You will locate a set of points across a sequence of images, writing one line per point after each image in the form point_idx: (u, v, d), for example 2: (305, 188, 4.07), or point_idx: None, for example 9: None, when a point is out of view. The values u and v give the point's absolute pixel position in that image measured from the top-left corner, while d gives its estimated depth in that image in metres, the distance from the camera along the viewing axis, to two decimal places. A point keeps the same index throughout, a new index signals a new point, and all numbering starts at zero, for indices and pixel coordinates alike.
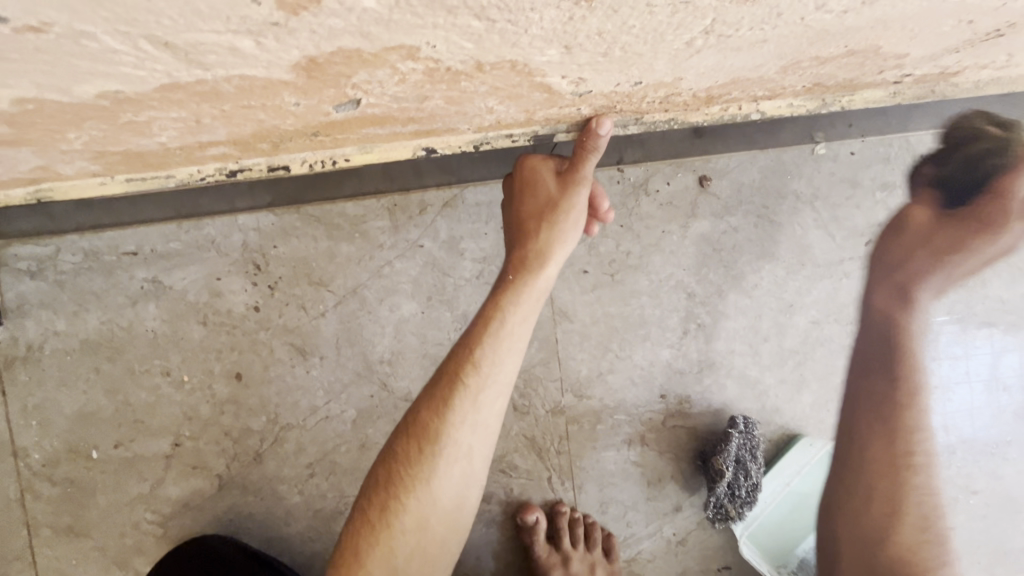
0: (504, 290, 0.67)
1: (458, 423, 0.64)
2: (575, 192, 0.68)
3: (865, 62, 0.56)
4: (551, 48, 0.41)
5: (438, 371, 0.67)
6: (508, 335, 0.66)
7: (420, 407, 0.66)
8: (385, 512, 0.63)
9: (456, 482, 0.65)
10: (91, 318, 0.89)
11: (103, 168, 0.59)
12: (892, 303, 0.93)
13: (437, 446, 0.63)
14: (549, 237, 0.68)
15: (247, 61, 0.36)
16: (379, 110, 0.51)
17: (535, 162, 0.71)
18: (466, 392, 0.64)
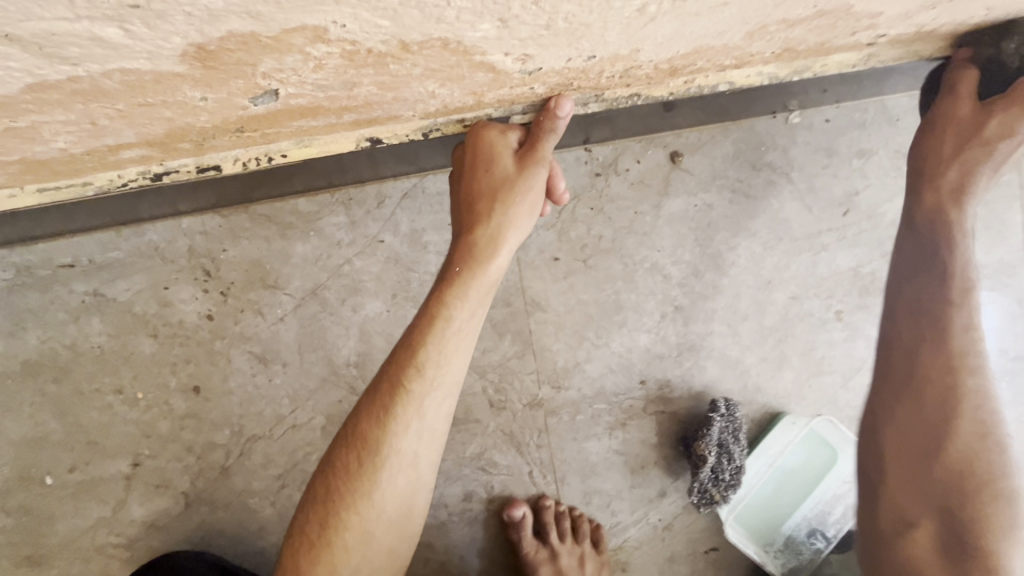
0: (449, 284, 0.61)
1: (402, 432, 0.60)
2: (533, 172, 0.62)
3: (837, 23, 0.51)
4: (484, 22, 0.36)
5: (380, 374, 0.62)
6: (449, 331, 0.61)
7: (361, 414, 0.61)
8: (324, 529, 0.58)
9: (401, 491, 0.61)
10: (30, 337, 0.83)
11: (6, 179, 0.53)
12: (947, 203, 0.67)
13: (379, 457, 0.59)
14: (500, 223, 0.61)
15: (122, 52, 0.31)
16: (304, 100, 0.46)
17: (493, 138, 0.62)
18: (408, 397, 0.59)
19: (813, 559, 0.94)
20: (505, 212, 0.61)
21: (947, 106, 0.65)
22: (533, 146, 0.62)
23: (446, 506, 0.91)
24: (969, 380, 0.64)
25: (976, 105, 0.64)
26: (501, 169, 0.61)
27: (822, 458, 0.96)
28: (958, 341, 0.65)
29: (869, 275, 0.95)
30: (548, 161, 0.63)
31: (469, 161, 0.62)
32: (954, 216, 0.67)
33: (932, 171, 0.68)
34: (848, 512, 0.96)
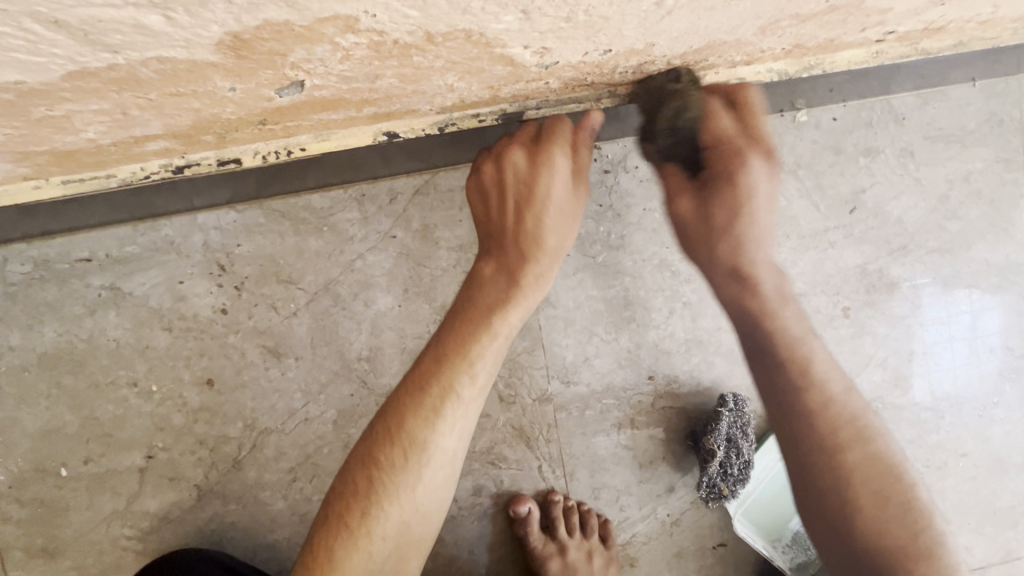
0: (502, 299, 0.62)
1: (448, 432, 0.60)
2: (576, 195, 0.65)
3: (847, 19, 0.52)
4: (508, 13, 0.37)
5: (426, 374, 0.61)
6: (492, 339, 0.61)
7: (404, 410, 0.61)
8: (366, 518, 0.58)
9: (440, 487, 0.61)
10: (47, 330, 0.84)
11: (33, 170, 0.54)
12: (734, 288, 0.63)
13: (425, 453, 0.60)
14: (551, 248, 0.64)
15: (162, 40, 0.32)
16: (328, 92, 0.47)
17: (551, 140, 0.64)
18: (459, 401, 0.60)
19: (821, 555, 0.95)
20: (563, 224, 0.64)
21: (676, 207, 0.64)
22: (573, 161, 0.65)
23: (456, 500, 0.92)
24: (850, 459, 0.59)
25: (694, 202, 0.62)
26: (562, 176, 0.63)
27: None
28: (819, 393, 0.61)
29: (875, 272, 0.96)
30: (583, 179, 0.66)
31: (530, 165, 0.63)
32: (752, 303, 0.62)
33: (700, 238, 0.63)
34: None
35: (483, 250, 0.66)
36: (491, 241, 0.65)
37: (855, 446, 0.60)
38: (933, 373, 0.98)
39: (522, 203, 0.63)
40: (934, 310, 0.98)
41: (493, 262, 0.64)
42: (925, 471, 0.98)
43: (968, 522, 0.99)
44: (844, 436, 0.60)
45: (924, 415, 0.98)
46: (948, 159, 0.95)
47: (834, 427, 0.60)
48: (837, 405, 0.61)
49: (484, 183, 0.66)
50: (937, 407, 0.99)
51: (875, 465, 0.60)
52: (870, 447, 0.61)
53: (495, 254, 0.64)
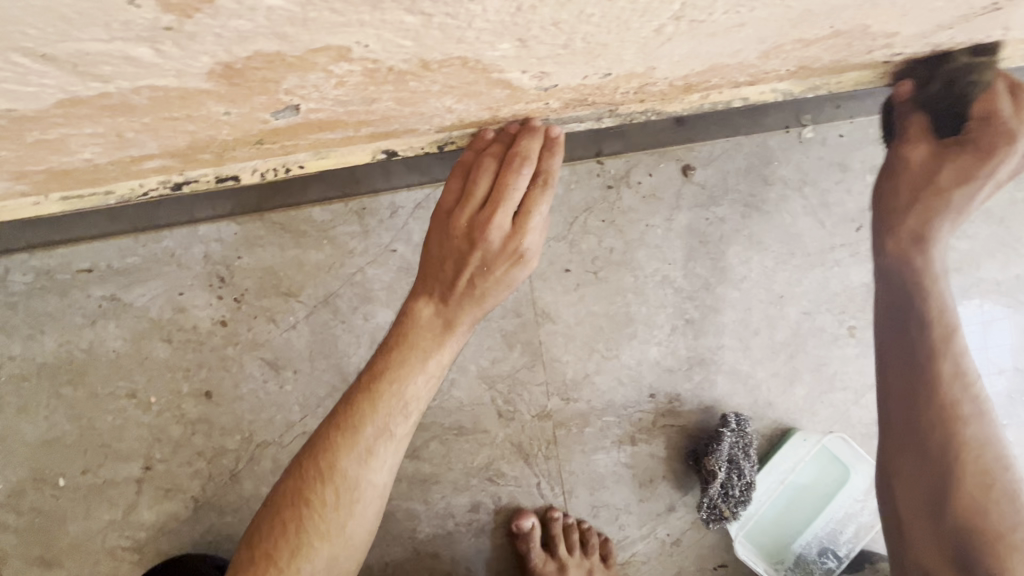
0: (432, 338, 0.61)
1: (379, 468, 0.60)
2: (511, 264, 0.61)
3: (853, 42, 0.51)
4: (504, 41, 0.37)
5: (356, 413, 0.60)
6: (425, 380, 0.61)
7: (334, 447, 0.59)
8: (295, 557, 0.56)
9: (371, 521, 0.61)
10: (48, 340, 0.84)
11: (31, 188, 0.54)
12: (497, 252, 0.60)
13: (357, 490, 0.59)
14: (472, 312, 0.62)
15: (152, 71, 0.32)
16: (324, 114, 0.47)
17: (521, 190, 0.58)
18: (391, 439, 0.60)
19: None
20: (510, 284, 0.62)
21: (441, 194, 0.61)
22: (514, 223, 0.59)
23: (454, 516, 0.91)
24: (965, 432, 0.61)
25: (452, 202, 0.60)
26: (521, 238, 0.59)
27: (834, 476, 0.95)
28: (951, 390, 0.62)
29: None
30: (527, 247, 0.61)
31: (494, 222, 0.58)
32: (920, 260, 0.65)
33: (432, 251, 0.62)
34: (860, 531, 0.94)
35: (421, 282, 0.63)
36: (434, 280, 0.61)
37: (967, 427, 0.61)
38: None
39: (478, 259, 0.59)
40: None
41: (431, 306, 0.62)
42: None
43: None
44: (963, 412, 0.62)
45: None
46: None
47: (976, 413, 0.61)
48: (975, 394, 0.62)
49: (442, 213, 0.61)
50: None
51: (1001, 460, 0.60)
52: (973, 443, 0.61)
53: (435, 296, 0.62)
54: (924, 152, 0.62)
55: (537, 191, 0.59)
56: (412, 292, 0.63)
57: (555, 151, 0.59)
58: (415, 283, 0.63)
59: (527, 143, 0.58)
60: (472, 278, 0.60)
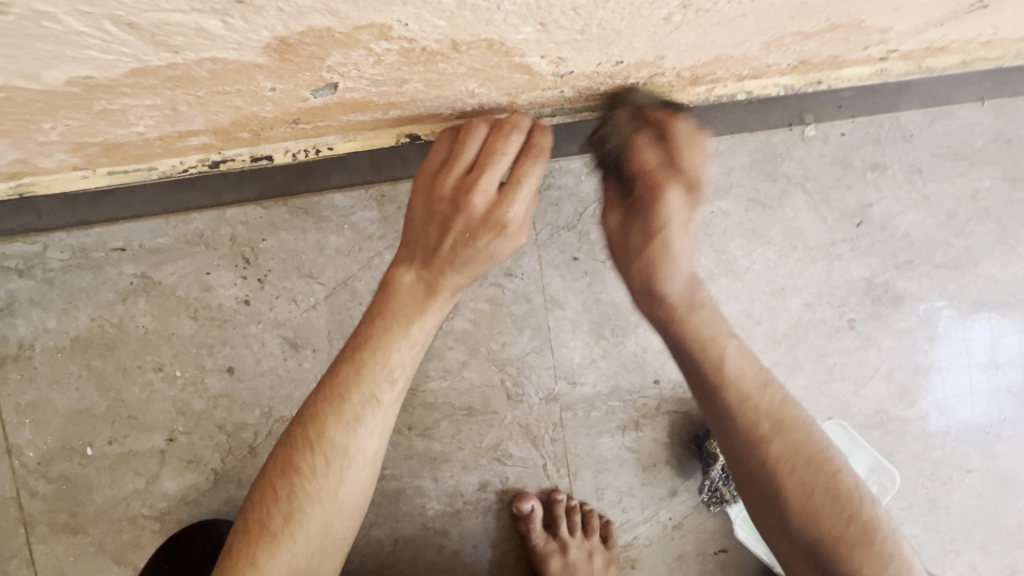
0: (415, 305, 0.64)
1: (366, 435, 0.63)
2: (491, 236, 0.61)
3: (849, 37, 0.55)
4: (527, 25, 0.41)
5: (341, 383, 0.63)
6: (409, 347, 0.64)
7: (322, 417, 0.63)
8: (289, 522, 0.61)
9: (362, 486, 0.64)
10: (81, 315, 0.89)
11: (83, 161, 0.58)
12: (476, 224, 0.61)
13: (346, 457, 0.63)
14: (453, 282, 0.64)
15: (217, 43, 0.36)
16: (358, 94, 0.51)
17: (508, 161, 0.60)
18: (379, 406, 0.64)
19: None
20: (491, 256, 0.63)
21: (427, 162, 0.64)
22: (498, 194, 0.60)
23: (462, 495, 0.94)
24: (773, 449, 0.63)
25: (435, 169, 0.63)
26: (505, 209, 0.61)
27: None
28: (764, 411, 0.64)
29: (882, 286, 0.97)
30: (511, 223, 0.61)
31: (478, 186, 0.60)
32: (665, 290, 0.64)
33: (415, 218, 0.64)
34: None
35: (404, 249, 0.65)
36: (416, 248, 0.64)
37: (775, 440, 0.63)
38: (939, 389, 0.99)
39: (460, 224, 0.61)
40: (942, 326, 0.99)
41: (412, 273, 0.64)
42: (930, 486, 0.99)
43: (973, 537, 1.00)
44: (765, 428, 0.63)
45: (930, 430, 0.99)
46: (956, 177, 0.97)
47: (756, 419, 0.63)
48: (753, 402, 0.64)
49: (428, 178, 0.63)
50: (943, 422, 1.00)
51: (795, 453, 0.63)
52: (793, 435, 0.64)
53: (415, 264, 0.64)
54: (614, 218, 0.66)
55: (526, 164, 0.61)
56: (396, 260, 0.65)
57: (545, 135, 0.62)
58: (399, 251, 0.65)
59: (516, 119, 0.62)
60: (454, 244, 0.61)
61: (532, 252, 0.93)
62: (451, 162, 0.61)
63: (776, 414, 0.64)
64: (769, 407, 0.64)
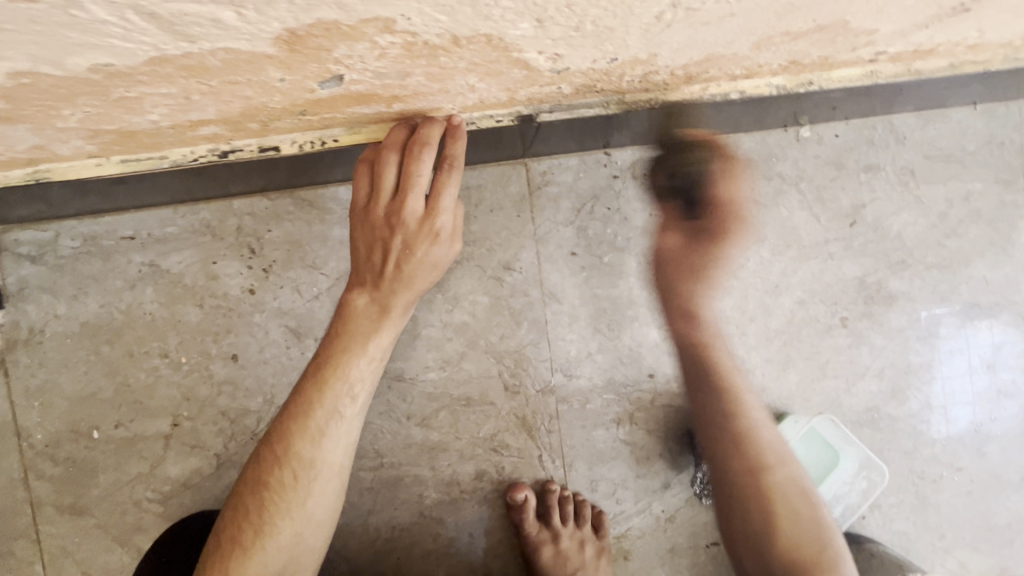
0: (369, 325, 0.70)
1: (330, 449, 0.69)
2: (432, 248, 0.69)
3: (837, 38, 0.57)
4: (524, 21, 0.43)
5: (303, 403, 0.68)
6: (368, 364, 0.70)
7: (288, 434, 0.68)
8: (260, 535, 0.65)
9: (330, 497, 0.70)
10: (91, 301, 0.91)
11: (98, 148, 0.61)
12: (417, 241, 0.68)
13: (313, 470, 0.68)
14: (403, 294, 0.70)
15: (231, 33, 0.38)
16: (363, 87, 0.53)
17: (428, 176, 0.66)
18: (342, 419, 0.70)
19: None
20: (433, 265, 0.71)
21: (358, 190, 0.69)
22: (430, 207, 0.68)
23: (459, 484, 0.96)
24: (775, 477, 0.90)
25: (368, 197, 0.69)
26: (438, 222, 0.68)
27: (826, 459, 0.98)
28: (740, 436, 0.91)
29: (874, 285, 0.99)
30: (447, 231, 0.70)
31: (408, 209, 0.66)
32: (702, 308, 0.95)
33: (360, 244, 0.70)
34: (846, 513, 0.99)
35: (355, 275, 0.71)
36: (365, 272, 0.70)
37: (773, 470, 0.91)
38: (930, 388, 1.01)
39: (399, 243, 0.68)
40: (933, 326, 1.00)
41: (365, 295, 0.70)
42: (920, 483, 1.01)
43: (962, 536, 1.01)
44: (769, 461, 0.90)
45: (920, 429, 1.01)
46: (948, 179, 0.98)
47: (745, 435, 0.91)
48: (757, 434, 0.91)
49: (363, 207, 0.69)
50: (934, 421, 1.01)
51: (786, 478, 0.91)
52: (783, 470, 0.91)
53: (367, 286, 0.70)
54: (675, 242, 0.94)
55: (445, 175, 0.66)
56: (350, 283, 0.72)
57: (455, 141, 0.65)
58: (351, 276, 0.72)
59: (427, 130, 0.64)
60: (397, 262, 0.68)
61: (531, 246, 0.95)
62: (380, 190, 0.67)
63: (778, 451, 0.91)
64: (742, 432, 0.91)
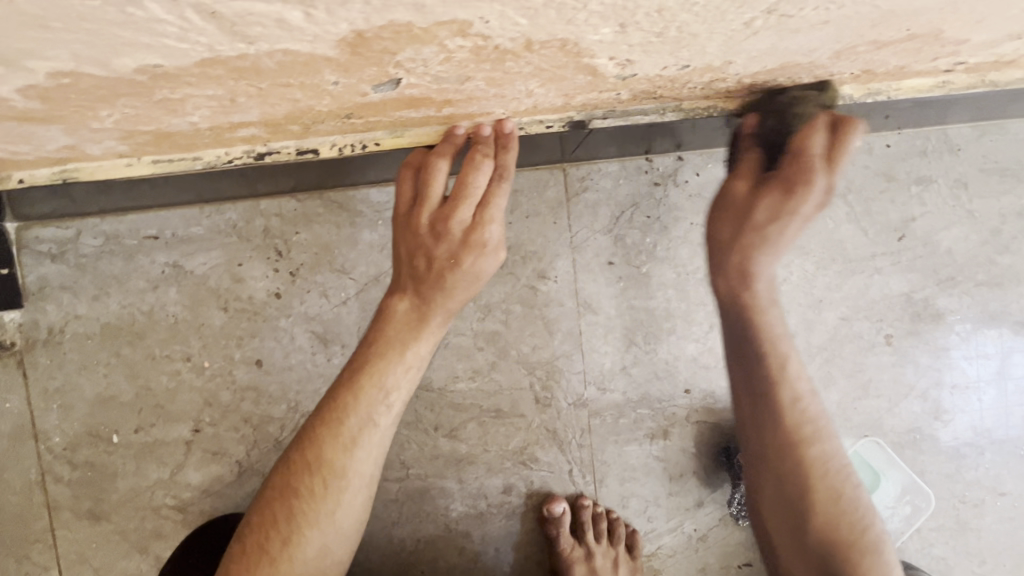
0: (407, 331, 0.66)
1: (362, 458, 0.65)
2: (476, 257, 0.65)
3: (922, 48, 0.53)
4: (606, 26, 0.39)
5: (336, 407, 0.65)
6: (404, 371, 0.66)
7: (320, 440, 0.64)
8: (287, 545, 0.62)
9: (359, 509, 0.66)
10: (112, 302, 0.89)
11: (130, 149, 0.57)
12: (460, 247, 0.64)
13: (344, 480, 0.64)
14: (444, 303, 0.66)
15: (294, 34, 0.35)
16: (417, 91, 0.50)
17: (479, 183, 0.63)
18: (375, 429, 0.66)
19: None
20: (476, 276, 0.66)
21: (403, 195, 0.67)
22: (478, 214, 0.64)
23: (486, 497, 0.93)
24: (811, 452, 0.69)
25: (412, 202, 0.66)
26: (484, 230, 0.64)
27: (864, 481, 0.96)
28: (791, 411, 0.70)
29: (921, 301, 0.95)
30: (494, 242, 0.65)
31: (455, 215, 0.63)
32: (748, 297, 0.72)
33: (400, 251, 0.67)
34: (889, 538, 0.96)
35: (395, 282, 0.68)
36: (405, 281, 0.67)
37: (806, 447, 0.69)
38: (975, 410, 0.97)
39: (443, 251, 0.64)
40: (981, 346, 0.97)
41: (405, 302, 0.67)
42: (962, 508, 0.97)
43: (1005, 563, 0.98)
44: (805, 433, 0.69)
45: (963, 451, 0.97)
46: (1003, 194, 0.94)
47: (796, 423, 0.69)
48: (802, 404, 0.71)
49: (406, 214, 0.66)
50: (978, 444, 0.98)
51: (827, 462, 0.69)
52: (827, 445, 0.70)
53: (408, 294, 0.66)
54: (743, 189, 0.70)
55: (497, 184, 0.63)
56: (392, 288, 0.69)
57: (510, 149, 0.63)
58: (393, 281, 0.69)
59: (483, 141, 0.63)
60: (439, 271, 0.64)
61: (566, 255, 0.91)
62: (425, 193, 0.65)
63: (818, 422, 0.70)
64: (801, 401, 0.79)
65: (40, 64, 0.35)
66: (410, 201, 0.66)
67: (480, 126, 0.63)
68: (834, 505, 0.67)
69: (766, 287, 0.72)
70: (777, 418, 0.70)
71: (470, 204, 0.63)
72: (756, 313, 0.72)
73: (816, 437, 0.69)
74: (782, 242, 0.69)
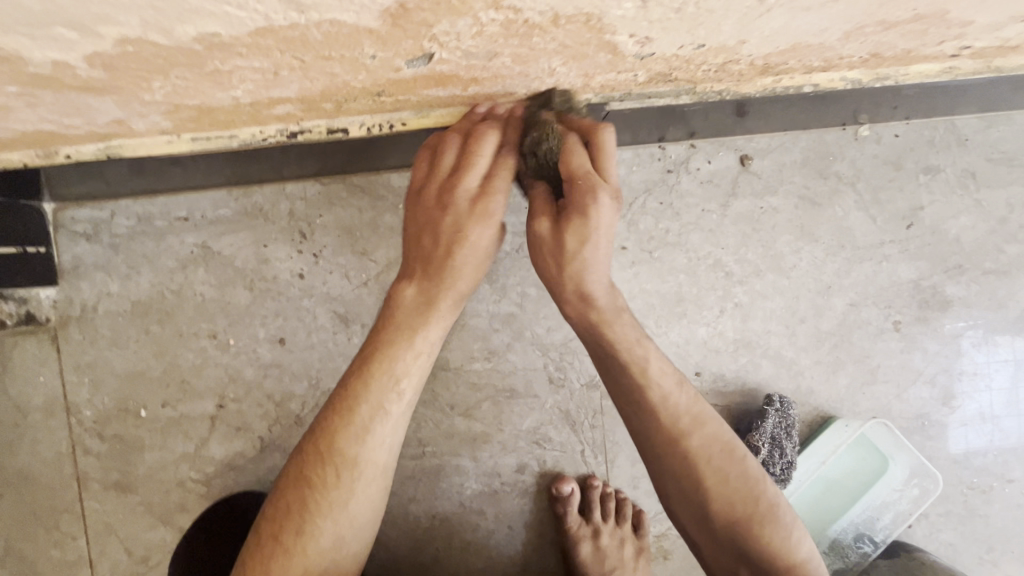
0: (417, 317, 0.68)
1: (374, 447, 0.67)
2: (483, 228, 0.65)
3: (928, 29, 0.55)
4: (629, 1, 0.42)
5: (347, 398, 0.67)
6: (415, 358, 0.68)
7: (333, 430, 0.67)
8: (301, 535, 0.64)
9: (373, 498, 0.68)
10: (143, 281, 0.92)
11: (172, 124, 0.61)
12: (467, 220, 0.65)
13: (356, 468, 0.67)
14: (451, 277, 0.67)
15: (343, 4, 0.38)
16: (447, 67, 0.53)
17: (488, 155, 0.65)
18: (386, 417, 0.68)
19: (859, 563, 0.98)
20: (479, 250, 0.66)
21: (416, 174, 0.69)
22: (487, 183, 0.65)
23: (500, 475, 0.96)
24: (693, 442, 0.67)
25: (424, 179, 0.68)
26: (491, 200, 0.65)
27: (871, 465, 0.98)
28: (665, 409, 0.67)
29: (929, 289, 0.97)
30: (499, 214, 0.66)
31: (463, 186, 0.64)
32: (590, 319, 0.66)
33: (411, 228, 0.69)
34: (898, 520, 0.97)
35: (405, 267, 0.70)
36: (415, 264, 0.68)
37: (687, 439, 0.67)
38: (983, 397, 0.99)
39: (451, 222, 0.65)
40: (989, 333, 0.98)
41: (413, 286, 0.68)
42: (970, 494, 0.98)
43: (1013, 549, 0.99)
44: (682, 426, 0.67)
45: (971, 438, 0.99)
46: (1010, 183, 0.96)
47: (672, 421, 0.67)
48: (672, 399, 0.68)
49: (418, 193, 0.68)
50: (986, 430, 0.99)
51: (709, 447, 0.67)
52: (705, 429, 0.68)
53: (416, 278, 0.68)
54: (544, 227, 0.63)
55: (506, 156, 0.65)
56: (402, 275, 0.70)
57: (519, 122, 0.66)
58: (403, 267, 0.70)
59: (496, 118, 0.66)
60: (447, 244, 0.66)
61: None
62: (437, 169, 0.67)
63: (693, 410, 0.68)
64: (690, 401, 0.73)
65: (111, 30, 0.38)
66: (422, 178, 0.69)
67: (495, 106, 0.67)
68: (723, 494, 0.66)
69: (607, 298, 0.67)
70: (654, 420, 0.67)
71: (477, 175, 0.65)
72: (604, 328, 0.67)
73: (694, 426, 0.67)
74: (596, 252, 0.63)
